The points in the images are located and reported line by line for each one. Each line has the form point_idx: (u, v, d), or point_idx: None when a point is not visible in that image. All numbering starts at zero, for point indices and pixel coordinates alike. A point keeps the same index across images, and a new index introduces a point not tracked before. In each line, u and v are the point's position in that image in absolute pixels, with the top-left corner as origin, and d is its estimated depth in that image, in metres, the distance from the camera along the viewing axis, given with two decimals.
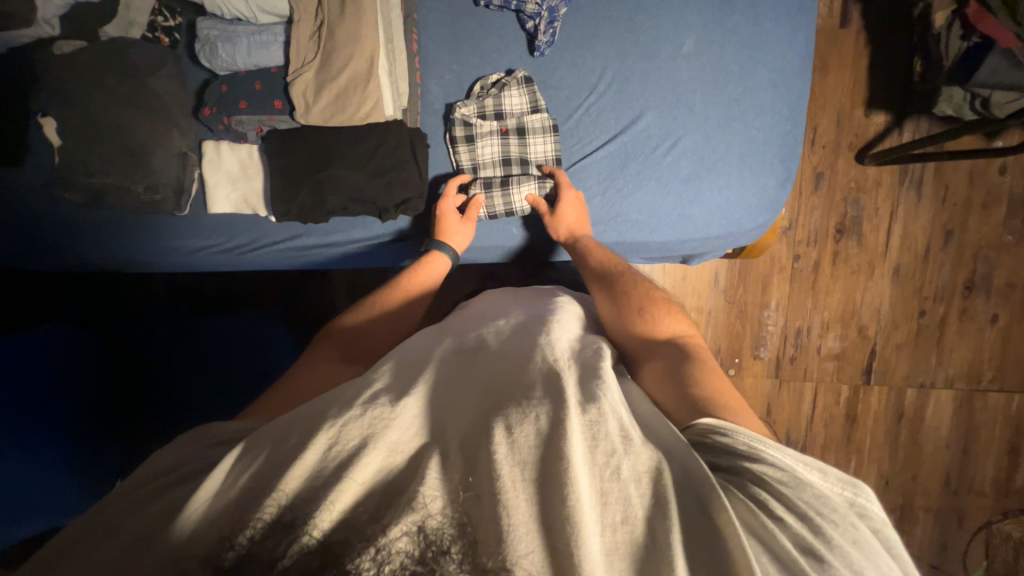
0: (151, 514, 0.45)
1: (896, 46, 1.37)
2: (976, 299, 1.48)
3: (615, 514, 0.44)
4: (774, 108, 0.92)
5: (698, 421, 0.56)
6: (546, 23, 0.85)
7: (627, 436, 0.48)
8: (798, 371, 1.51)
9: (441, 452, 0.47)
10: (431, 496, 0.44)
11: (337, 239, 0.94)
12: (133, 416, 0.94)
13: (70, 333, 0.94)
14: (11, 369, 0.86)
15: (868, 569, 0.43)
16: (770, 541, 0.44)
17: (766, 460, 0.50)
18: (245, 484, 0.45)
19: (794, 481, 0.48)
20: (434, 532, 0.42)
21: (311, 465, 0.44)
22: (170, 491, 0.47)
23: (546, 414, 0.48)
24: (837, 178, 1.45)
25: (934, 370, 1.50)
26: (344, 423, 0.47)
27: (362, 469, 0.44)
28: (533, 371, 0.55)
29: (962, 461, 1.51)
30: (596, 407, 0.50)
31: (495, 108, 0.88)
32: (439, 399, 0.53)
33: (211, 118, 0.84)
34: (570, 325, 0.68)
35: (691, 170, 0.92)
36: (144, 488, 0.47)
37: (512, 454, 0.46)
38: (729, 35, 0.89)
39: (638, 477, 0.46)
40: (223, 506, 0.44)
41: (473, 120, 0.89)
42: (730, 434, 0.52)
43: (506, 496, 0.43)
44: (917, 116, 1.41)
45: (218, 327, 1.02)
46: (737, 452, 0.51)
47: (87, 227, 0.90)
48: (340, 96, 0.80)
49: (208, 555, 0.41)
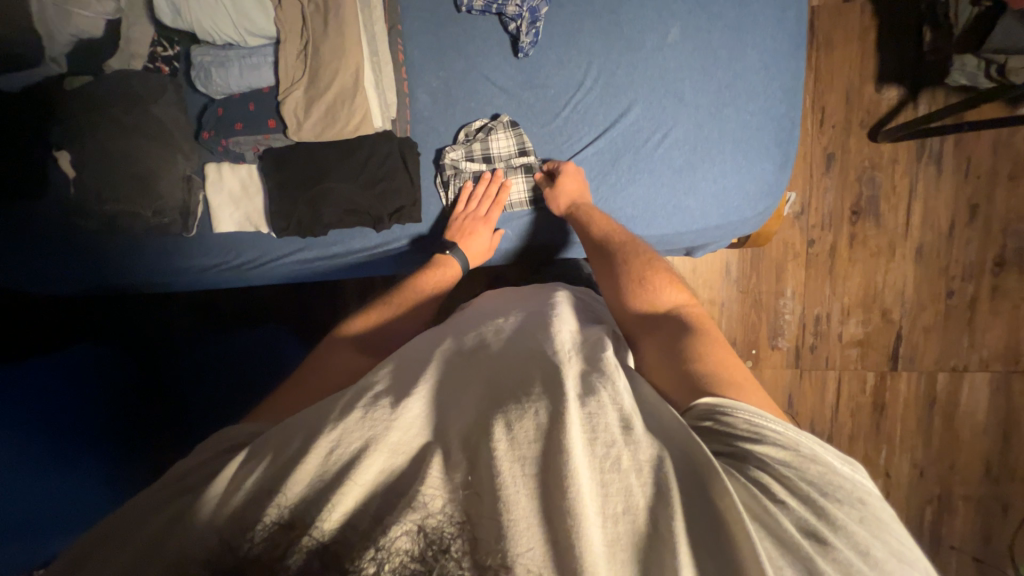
0: (164, 515, 0.46)
1: (903, 16, 1.32)
2: (1009, 275, 1.40)
3: (617, 504, 0.43)
4: (767, 91, 0.89)
5: (698, 402, 0.54)
6: (528, 23, 0.85)
7: (628, 426, 0.47)
8: (820, 359, 1.46)
9: (443, 451, 0.47)
10: (431, 495, 0.44)
11: (340, 249, 0.96)
12: (153, 426, 0.96)
13: (95, 349, 1.00)
14: (47, 385, 0.92)
15: (875, 546, 0.42)
16: (778, 528, 0.42)
17: (769, 440, 0.48)
18: (252, 487, 0.46)
19: (797, 460, 0.46)
20: (433, 531, 0.42)
21: (313, 469, 0.45)
22: (178, 499, 0.48)
23: (548, 407, 0.48)
24: (850, 157, 1.40)
25: (966, 353, 1.42)
26: (345, 427, 0.47)
27: (362, 472, 0.44)
28: (531, 368, 0.54)
29: (1003, 447, 1.43)
30: (595, 398, 0.49)
31: (483, 152, 0.90)
32: (442, 395, 0.53)
33: (211, 141, 0.87)
34: (569, 317, 0.67)
35: (684, 160, 0.90)
36: (164, 491, 0.49)
37: (512, 450, 0.45)
38: (716, 20, 0.87)
39: (640, 467, 0.45)
40: (230, 512, 0.44)
41: (462, 163, 0.90)
42: (730, 413, 0.51)
43: (505, 493, 0.43)
44: (931, 87, 1.34)
45: (235, 341, 1.06)
46: (738, 434, 0.49)
47: (106, 252, 0.94)
48: (328, 111, 0.81)
49: (209, 558, 0.41)
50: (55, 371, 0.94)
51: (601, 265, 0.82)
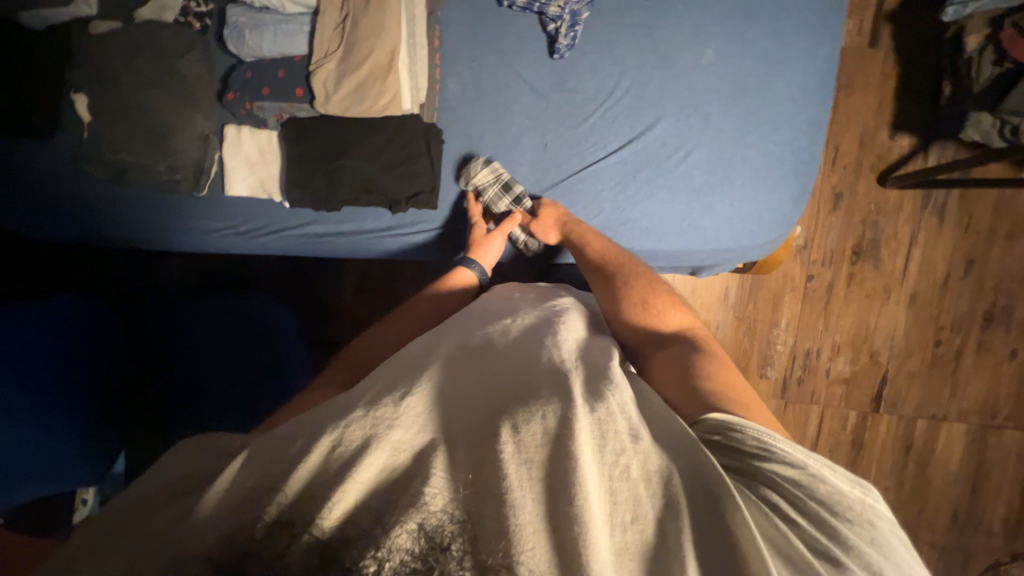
0: (162, 516, 0.42)
1: (923, 68, 1.35)
2: (995, 331, 1.44)
3: (624, 513, 0.43)
4: (792, 122, 0.91)
5: (708, 416, 0.54)
6: (567, 26, 0.86)
7: (636, 435, 0.48)
8: (806, 393, 1.48)
9: (447, 447, 0.46)
10: (435, 492, 0.42)
11: (348, 228, 0.94)
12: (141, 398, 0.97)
13: (84, 303, 0.94)
14: (42, 330, 0.87)
15: (888, 569, 0.42)
16: (786, 547, 0.42)
17: (776, 457, 0.48)
18: (255, 484, 0.43)
19: (806, 479, 0.47)
20: (433, 530, 0.40)
21: (313, 466, 0.43)
22: (172, 501, 0.44)
23: (557, 411, 0.48)
24: (857, 199, 1.42)
25: (946, 403, 1.46)
26: (346, 424, 0.45)
27: (364, 470, 0.42)
28: (539, 372, 0.55)
29: (972, 497, 1.46)
30: (603, 406, 0.49)
31: (510, 187, 0.90)
32: (444, 392, 0.52)
33: (234, 102, 0.86)
34: (576, 326, 0.68)
35: (704, 180, 0.91)
36: (149, 492, 0.45)
37: (518, 454, 0.45)
38: (750, 47, 0.88)
39: (648, 477, 0.45)
40: (231, 508, 0.41)
41: (487, 183, 0.90)
42: (740, 429, 0.51)
43: (513, 495, 0.42)
44: (942, 141, 1.38)
45: (225, 307, 1.03)
46: (747, 451, 0.49)
47: (110, 203, 0.93)
48: (359, 86, 0.82)
49: (209, 553, 0.38)
50: (49, 320, 0.89)
51: (603, 278, 0.81)
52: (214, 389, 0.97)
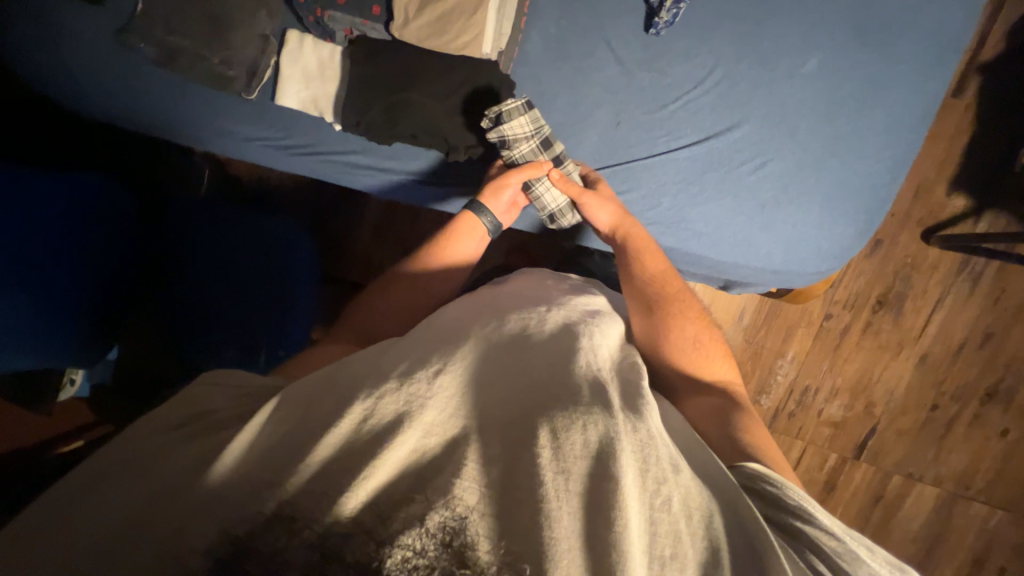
0: (187, 453, 0.44)
1: (1001, 130, 1.30)
2: (992, 408, 1.44)
3: (663, 547, 0.42)
4: (878, 155, 0.87)
5: (746, 466, 0.55)
6: (672, 1, 0.80)
7: (676, 466, 0.47)
8: (793, 427, 1.49)
9: (481, 439, 0.45)
10: (467, 487, 0.42)
11: (393, 166, 0.91)
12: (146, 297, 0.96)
13: (105, 182, 0.88)
14: (56, 200, 0.81)
15: None
16: None
17: (819, 524, 0.48)
18: (278, 439, 0.44)
19: (848, 553, 0.47)
20: (452, 529, 0.39)
21: (344, 432, 0.43)
22: (200, 437, 0.47)
23: (602, 424, 0.47)
24: (896, 249, 1.39)
25: (926, 465, 1.48)
26: (379, 395, 0.45)
27: (394, 449, 0.42)
28: (578, 375, 0.53)
29: (924, 557, 1.50)
30: (644, 428, 0.49)
31: (543, 141, 0.83)
32: (480, 379, 0.51)
33: (304, 7, 0.82)
34: (609, 332, 0.67)
35: (773, 196, 0.88)
36: (174, 433, 0.47)
37: (557, 461, 0.44)
38: (855, 68, 0.84)
39: (688, 513, 0.44)
40: (256, 460, 0.43)
41: (517, 132, 0.80)
42: (778, 485, 0.52)
43: (550, 506, 0.41)
44: (996, 210, 1.35)
45: (241, 224, 0.99)
46: (790, 507, 0.50)
47: (152, 87, 0.88)
48: (442, 17, 0.79)
49: (238, 503, 0.40)
50: (65, 190, 0.82)
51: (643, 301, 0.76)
52: (222, 306, 0.95)
